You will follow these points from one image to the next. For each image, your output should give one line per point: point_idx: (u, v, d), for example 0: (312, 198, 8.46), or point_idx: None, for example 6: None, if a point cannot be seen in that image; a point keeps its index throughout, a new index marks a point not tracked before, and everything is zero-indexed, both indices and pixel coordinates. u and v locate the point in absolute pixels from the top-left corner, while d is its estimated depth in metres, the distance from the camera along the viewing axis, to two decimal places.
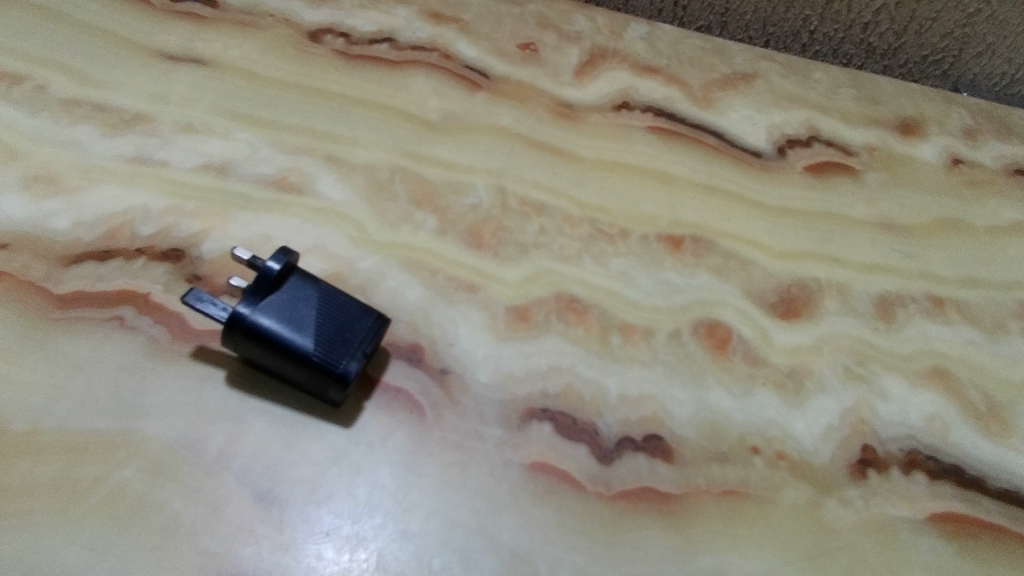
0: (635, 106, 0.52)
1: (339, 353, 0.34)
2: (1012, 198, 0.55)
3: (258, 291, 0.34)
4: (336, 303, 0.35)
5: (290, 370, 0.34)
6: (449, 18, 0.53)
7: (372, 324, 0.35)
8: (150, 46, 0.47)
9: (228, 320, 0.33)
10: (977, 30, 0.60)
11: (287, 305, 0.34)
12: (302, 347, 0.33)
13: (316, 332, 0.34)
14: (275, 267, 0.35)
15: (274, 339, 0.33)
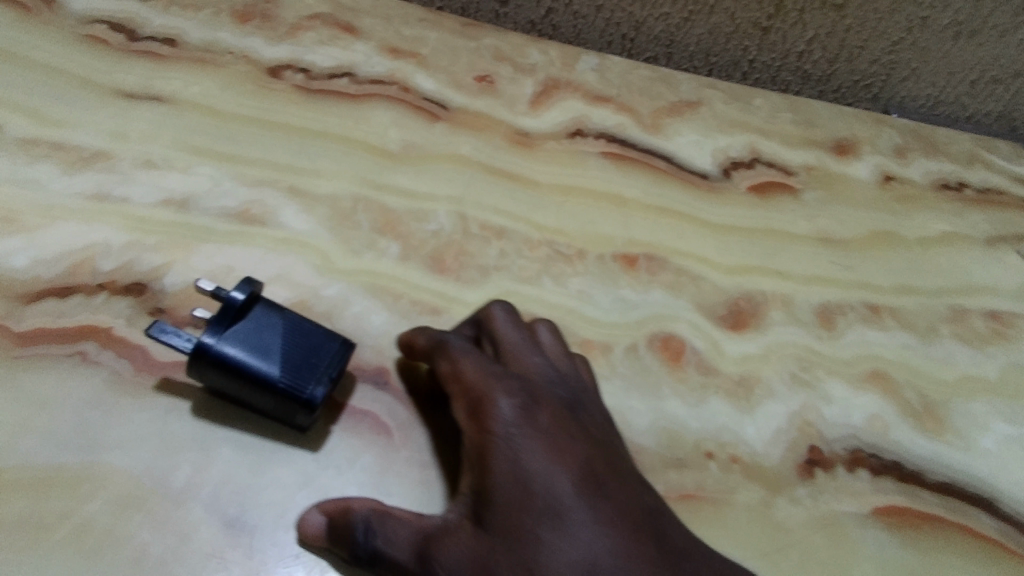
0: (588, 134, 0.54)
1: (306, 379, 0.34)
2: (937, 211, 0.59)
3: (223, 319, 0.34)
4: (302, 329, 0.36)
5: (256, 397, 0.34)
6: (406, 53, 0.55)
7: (338, 350, 0.36)
8: (109, 84, 0.47)
9: (192, 350, 0.34)
10: (902, 57, 0.65)
11: (252, 334, 0.35)
12: (268, 374, 0.34)
13: (282, 358, 0.34)
14: (240, 296, 0.35)
15: (240, 367, 0.34)
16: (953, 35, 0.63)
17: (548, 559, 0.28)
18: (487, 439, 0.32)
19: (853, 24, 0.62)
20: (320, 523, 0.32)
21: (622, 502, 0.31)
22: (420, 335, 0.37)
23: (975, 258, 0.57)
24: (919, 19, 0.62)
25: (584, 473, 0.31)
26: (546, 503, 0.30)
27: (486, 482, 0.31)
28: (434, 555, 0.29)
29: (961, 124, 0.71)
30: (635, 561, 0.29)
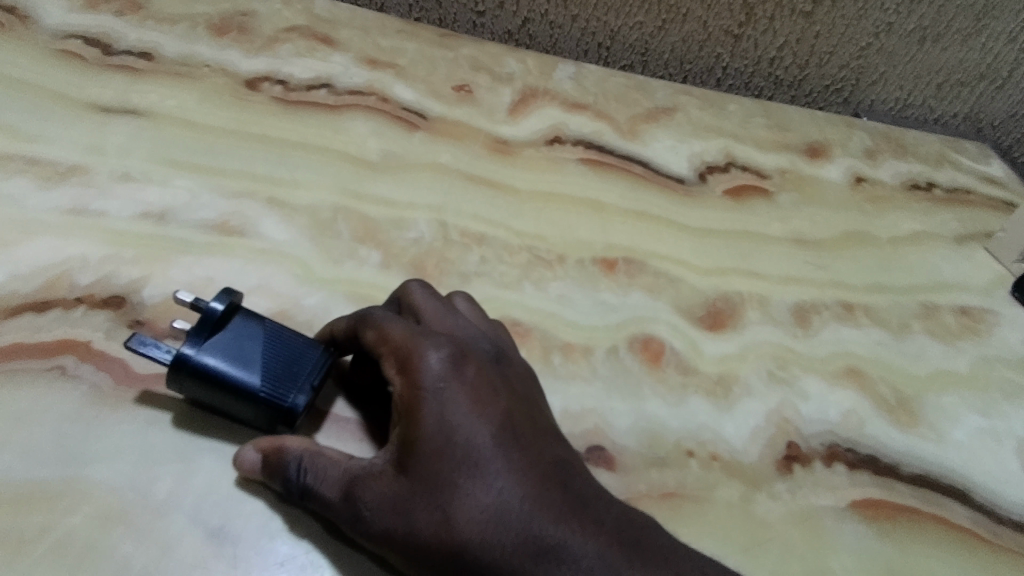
0: (566, 141, 0.55)
1: (286, 388, 0.34)
2: (907, 211, 0.61)
3: (203, 330, 0.34)
4: (283, 338, 0.36)
5: (238, 407, 0.34)
6: (384, 63, 0.56)
7: (319, 357, 0.36)
8: (85, 99, 0.47)
9: (172, 361, 0.34)
10: (870, 61, 0.67)
11: (232, 344, 0.35)
12: (249, 384, 0.34)
13: (263, 367, 0.34)
14: (219, 307, 0.35)
15: (221, 377, 0.34)
16: (918, 39, 0.65)
17: (461, 506, 0.30)
18: (412, 394, 0.32)
19: (822, 30, 0.64)
20: (255, 460, 0.33)
21: (536, 453, 0.33)
22: (336, 324, 0.37)
23: (944, 256, 0.58)
24: (885, 24, 0.63)
25: (503, 426, 0.33)
26: (465, 455, 0.31)
27: (412, 434, 0.31)
28: (357, 496, 0.31)
29: (929, 125, 0.72)
30: (541, 506, 0.31)
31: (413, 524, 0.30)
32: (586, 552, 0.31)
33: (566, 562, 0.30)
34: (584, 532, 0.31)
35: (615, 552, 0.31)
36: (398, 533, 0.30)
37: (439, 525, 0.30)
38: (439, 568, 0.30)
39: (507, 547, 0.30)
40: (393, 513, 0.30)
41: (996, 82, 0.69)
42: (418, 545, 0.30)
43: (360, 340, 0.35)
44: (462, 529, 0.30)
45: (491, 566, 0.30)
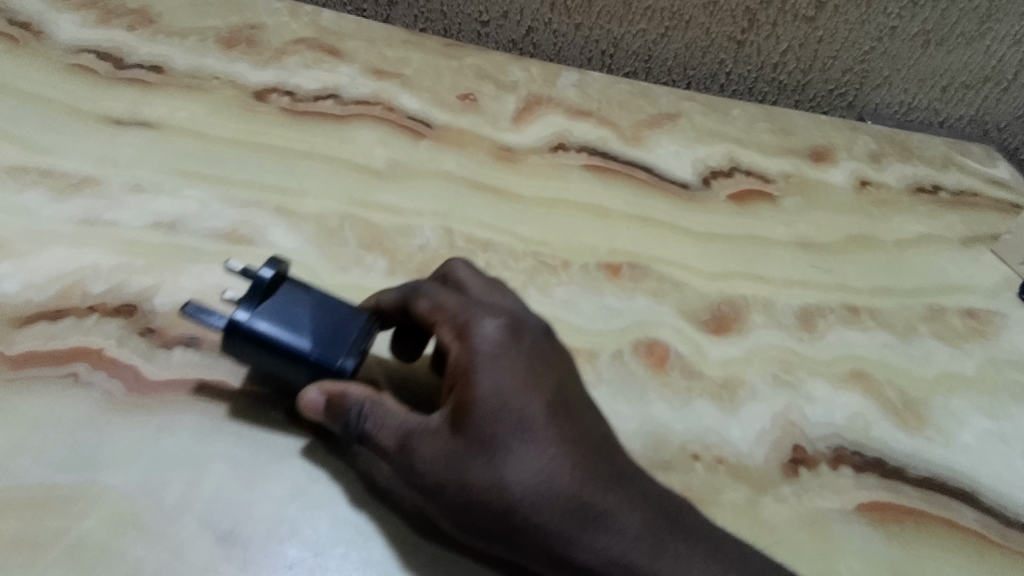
0: (570, 147, 0.56)
1: (336, 351, 0.35)
2: (912, 213, 0.61)
3: (253, 297, 0.35)
4: (329, 304, 0.36)
5: (289, 371, 0.35)
6: (390, 73, 0.57)
7: (364, 323, 0.36)
8: (97, 112, 0.48)
9: (226, 325, 0.34)
10: (874, 65, 0.67)
11: (282, 309, 0.35)
12: (300, 347, 0.35)
13: (312, 333, 0.35)
14: (268, 275, 0.36)
15: (272, 342, 0.34)
16: (922, 43, 0.65)
17: (516, 468, 0.31)
18: (470, 357, 0.33)
19: (825, 35, 0.64)
20: (317, 402, 0.34)
21: (585, 425, 0.34)
22: (385, 296, 0.37)
23: (950, 258, 0.58)
24: (888, 28, 0.64)
25: (556, 397, 0.34)
26: (521, 420, 0.32)
27: (467, 398, 0.32)
28: (412, 449, 0.32)
29: (934, 129, 0.72)
30: (590, 475, 0.33)
31: (467, 482, 0.31)
32: (626, 520, 0.32)
33: (609, 529, 0.32)
34: (626, 503, 0.33)
35: (652, 523, 0.33)
36: (450, 490, 0.31)
37: (493, 485, 0.31)
38: (488, 525, 0.31)
39: (555, 510, 0.31)
40: (447, 470, 0.31)
41: (1001, 84, 0.69)
42: (470, 502, 0.31)
43: (411, 310, 0.36)
44: (515, 490, 0.31)
45: (539, 527, 0.31)
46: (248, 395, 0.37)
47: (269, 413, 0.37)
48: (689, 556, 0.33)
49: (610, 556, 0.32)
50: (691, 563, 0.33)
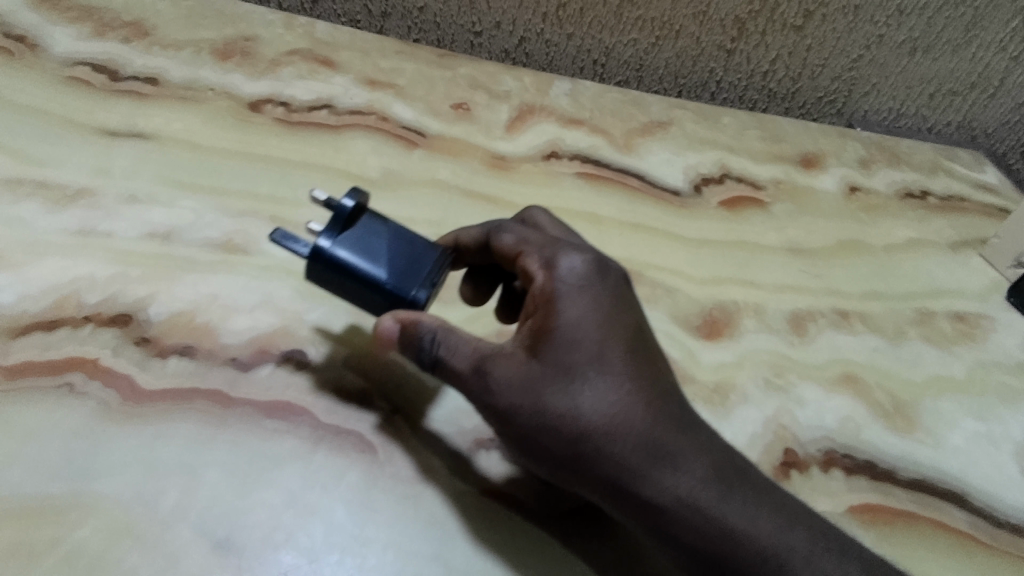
0: (563, 155, 0.56)
1: (409, 283, 0.36)
2: (901, 218, 0.61)
3: (337, 225, 0.36)
4: (406, 237, 0.38)
5: (366, 299, 0.37)
6: (384, 84, 0.57)
7: (437, 258, 0.37)
8: (93, 123, 0.49)
9: (312, 253, 0.36)
10: (862, 73, 0.68)
11: (361, 240, 0.37)
12: (376, 277, 0.36)
13: (389, 263, 0.36)
14: (349, 205, 0.37)
15: (352, 270, 0.36)
16: (909, 50, 0.66)
17: (592, 396, 0.32)
18: (555, 287, 0.34)
19: (813, 44, 0.65)
20: (391, 330, 0.34)
21: (660, 368, 0.35)
22: (465, 234, 0.39)
23: (939, 263, 0.59)
24: (875, 36, 0.65)
25: (634, 337, 0.34)
26: (599, 352, 0.33)
27: (548, 325, 0.33)
28: (488, 372, 0.33)
29: (923, 134, 0.73)
30: (662, 414, 0.34)
31: (542, 405, 0.32)
32: (693, 461, 0.33)
33: (678, 468, 0.33)
34: (694, 446, 0.34)
35: (718, 470, 0.34)
36: (523, 411, 0.33)
37: (568, 410, 0.32)
38: (557, 448, 0.32)
39: (626, 440, 0.32)
40: (522, 392, 0.33)
41: (988, 90, 0.70)
42: (542, 424, 0.32)
43: (494, 245, 0.37)
44: (588, 417, 0.32)
45: (607, 453, 0.32)
46: (243, 404, 0.37)
47: (264, 420, 0.37)
48: (752, 505, 0.33)
49: (677, 494, 0.33)
50: (754, 512, 0.33)
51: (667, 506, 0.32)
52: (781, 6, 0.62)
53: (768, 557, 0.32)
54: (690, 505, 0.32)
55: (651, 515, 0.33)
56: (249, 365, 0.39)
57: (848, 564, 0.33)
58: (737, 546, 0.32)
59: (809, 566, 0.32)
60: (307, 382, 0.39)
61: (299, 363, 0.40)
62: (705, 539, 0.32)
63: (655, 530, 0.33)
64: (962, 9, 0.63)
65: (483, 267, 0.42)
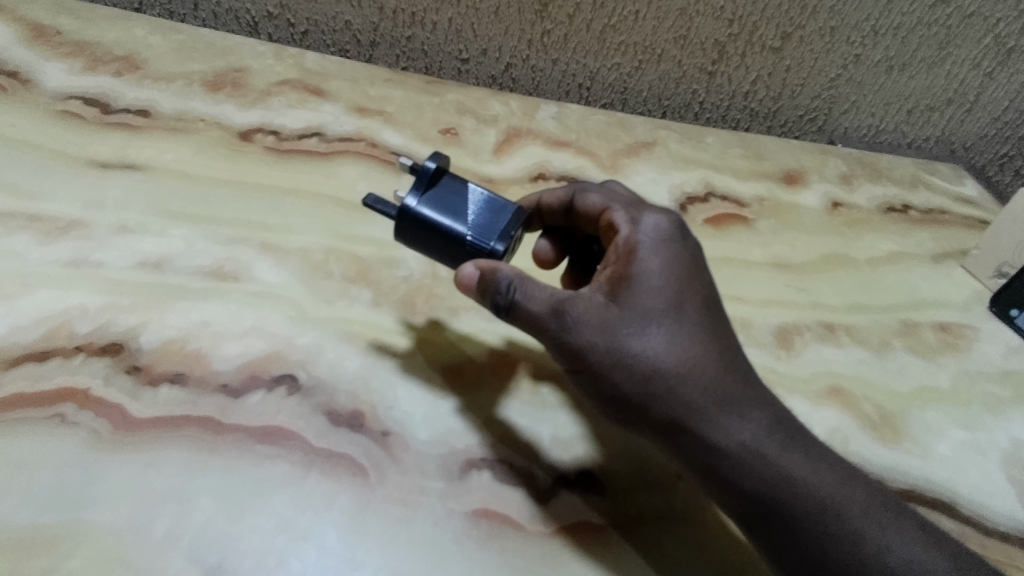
0: (550, 177, 0.58)
1: (488, 235, 0.39)
2: (883, 232, 0.63)
3: (422, 185, 0.40)
4: (484, 194, 0.41)
5: (450, 252, 0.40)
6: (373, 111, 0.59)
7: (513, 213, 0.40)
8: (85, 156, 0.49)
9: (401, 212, 0.40)
10: (841, 91, 0.70)
11: (443, 199, 0.40)
12: (458, 231, 0.39)
13: (468, 218, 0.40)
14: (432, 167, 0.41)
15: (435, 225, 0.40)
16: (885, 69, 0.68)
17: (666, 340, 0.36)
18: (636, 240, 0.38)
19: (792, 64, 0.67)
20: (471, 275, 0.37)
21: (728, 327, 0.39)
22: (549, 196, 0.45)
23: (921, 274, 0.60)
24: (852, 56, 0.67)
25: (706, 294, 0.38)
26: (675, 302, 0.37)
27: (628, 273, 0.37)
28: (566, 312, 0.36)
29: (903, 149, 0.75)
30: (728, 366, 0.37)
31: (619, 342, 0.36)
32: (754, 410, 0.37)
33: (742, 415, 0.36)
34: (758, 398, 0.37)
35: (779, 425, 0.37)
36: (599, 348, 0.36)
37: (644, 350, 0.36)
38: (628, 384, 0.36)
39: (695, 382, 0.36)
40: (600, 330, 0.36)
41: (964, 105, 0.72)
42: (618, 359, 0.36)
43: (579, 205, 0.43)
44: (662, 356, 0.36)
45: (675, 391, 0.36)
46: (234, 430, 0.38)
47: (255, 446, 0.37)
48: (811, 459, 0.36)
49: (741, 439, 0.36)
50: (814, 465, 0.36)
51: (732, 448, 0.35)
52: (759, 28, 0.64)
53: (827, 506, 0.35)
54: (753, 450, 0.36)
55: (715, 456, 0.35)
56: (240, 392, 0.39)
57: (907, 522, 0.35)
58: (796, 493, 0.35)
59: (867, 518, 0.35)
60: (299, 406, 0.39)
61: (290, 388, 0.40)
62: (768, 482, 0.35)
63: (717, 469, 0.36)
64: (936, 28, 0.65)
65: (557, 227, 0.47)
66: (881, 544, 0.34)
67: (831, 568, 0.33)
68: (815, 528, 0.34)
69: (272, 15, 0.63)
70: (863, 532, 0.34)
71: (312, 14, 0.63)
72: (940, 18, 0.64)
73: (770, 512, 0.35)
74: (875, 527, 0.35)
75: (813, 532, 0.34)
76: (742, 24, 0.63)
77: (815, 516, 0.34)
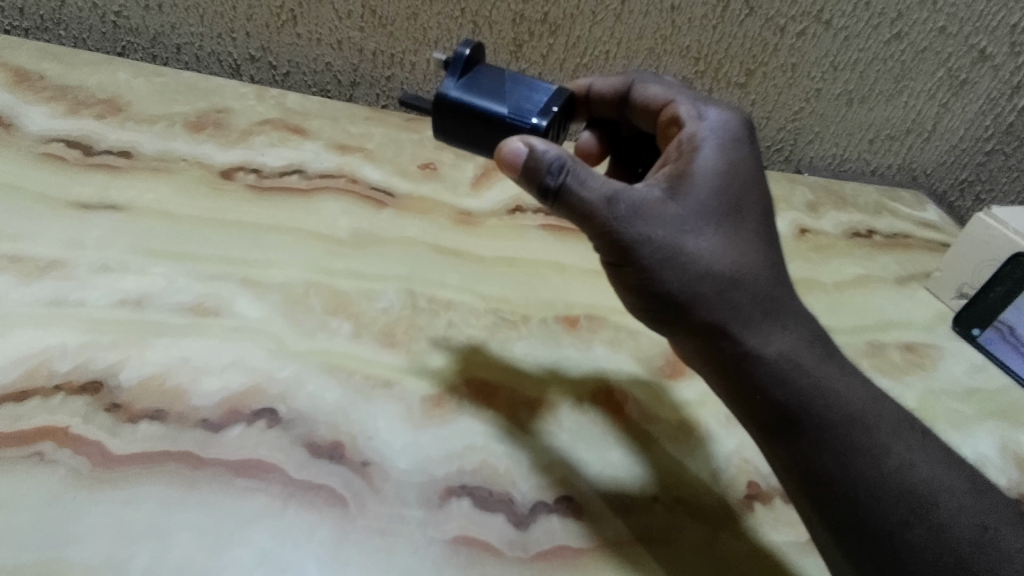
0: (527, 209, 0.60)
1: (527, 114, 0.42)
2: (849, 256, 0.65)
3: (457, 72, 0.44)
4: (517, 80, 0.44)
5: (490, 135, 0.43)
6: (354, 148, 0.61)
7: (550, 95, 0.44)
8: (65, 197, 0.50)
9: (442, 96, 0.43)
10: (805, 123, 0.73)
11: (480, 85, 0.44)
12: (498, 112, 0.42)
13: (506, 98, 0.43)
14: (466, 54, 0.44)
15: (474, 108, 0.43)
16: (846, 101, 0.71)
17: (718, 245, 0.38)
18: (699, 142, 0.41)
19: (757, 99, 0.70)
20: (517, 152, 0.37)
21: (777, 243, 0.41)
22: (602, 86, 0.50)
23: (887, 297, 0.62)
24: (813, 90, 0.70)
25: (760, 209, 0.41)
26: (731, 211, 0.39)
27: (688, 176, 0.39)
28: (623, 204, 0.37)
29: (868, 176, 0.78)
30: (774, 279, 0.40)
31: (674, 239, 0.38)
32: (794, 320, 0.40)
33: (784, 327, 0.40)
34: (798, 314, 0.41)
35: (814, 340, 0.41)
36: (655, 243, 0.37)
37: (698, 252, 0.38)
38: (678, 282, 0.38)
39: (742, 288, 0.39)
40: (658, 228, 0.37)
41: (923, 134, 0.75)
42: (673, 257, 0.37)
43: (637, 95, 0.48)
44: (713, 260, 0.38)
45: (722, 295, 0.38)
46: (214, 464, 0.38)
47: (235, 479, 0.37)
48: (844, 374, 0.40)
49: (780, 348, 0.39)
50: (845, 380, 0.40)
51: (772, 355, 0.39)
52: (724, 66, 0.67)
53: (856, 418, 0.38)
54: (792, 359, 0.39)
55: (759, 359, 0.39)
56: (220, 426, 0.40)
57: (929, 443, 0.39)
58: (829, 401, 0.39)
59: (893, 435, 0.38)
60: (279, 438, 0.40)
61: (270, 422, 0.40)
62: (802, 390, 0.39)
63: (761, 368, 0.39)
64: (892, 63, 0.68)
65: (601, 120, 0.53)
66: (903, 459, 0.38)
67: (854, 473, 0.37)
68: (845, 437, 0.38)
69: (254, 57, 0.65)
70: (886, 446, 0.38)
71: (294, 56, 0.65)
72: (895, 53, 0.68)
73: (807, 413, 0.38)
74: (898, 443, 0.38)
75: (842, 441, 0.38)
76: (707, 61, 0.67)
77: (844, 427, 0.38)
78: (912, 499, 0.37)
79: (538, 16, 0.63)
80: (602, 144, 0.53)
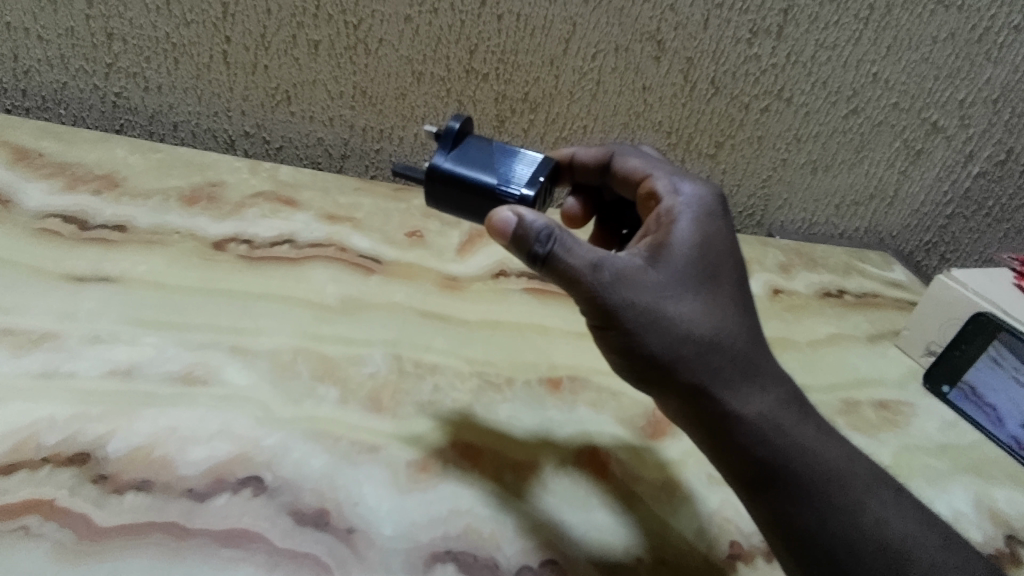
0: (510, 273, 0.63)
1: (514, 184, 0.45)
2: (821, 314, 0.68)
3: (447, 144, 0.47)
4: (505, 150, 0.47)
5: (478, 204, 0.45)
6: (343, 218, 0.63)
7: (536, 166, 0.47)
8: (60, 270, 0.51)
9: (434, 168, 0.46)
10: (774, 190, 0.77)
11: (470, 157, 0.46)
12: (487, 182, 0.45)
13: (494, 169, 0.46)
14: (457, 127, 0.47)
15: (464, 179, 0.45)
16: (811, 170, 0.75)
17: (697, 310, 0.40)
18: (676, 214, 0.44)
19: (727, 168, 0.74)
20: (506, 221, 0.39)
21: (754, 308, 0.43)
22: (584, 155, 0.53)
23: (860, 354, 0.64)
24: (780, 160, 0.74)
25: (735, 276, 0.43)
26: (709, 278, 0.42)
27: (667, 246, 0.42)
28: (607, 271, 0.39)
29: (836, 239, 0.82)
30: (752, 341, 0.42)
31: (656, 304, 0.39)
32: (773, 382, 0.42)
33: (763, 388, 0.41)
34: (777, 376, 0.42)
35: (794, 400, 0.42)
36: (637, 307, 0.39)
37: (679, 316, 0.40)
38: (661, 344, 0.39)
39: (723, 350, 0.40)
40: (640, 293, 0.39)
41: (886, 200, 0.79)
42: (654, 320, 0.39)
43: (618, 166, 0.51)
44: (694, 324, 0.40)
45: (703, 357, 0.40)
46: (199, 534, 0.38)
47: (219, 549, 0.37)
48: (821, 434, 0.41)
49: (761, 408, 0.40)
50: (823, 440, 0.41)
51: (753, 415, 0.40)
52: (694, 138, 0.71)
53: (834, 476, 0.40)
54: (772, 419, 0.40)
55: (741, 419, 0.40)
56: (205, 495, 0.40)
57: (903, 500, 0.40)
58: (808, 460, 0.40)
59: (868, 492, 0.40)
60: (264, 506, 0.40)
61: (255, 490, 0.41)
62: (782, 449, 0.40)
63: (744, 427, 0.40)
64: (851, 136, 0.73)
65: (585, 186, 0.55)
66: (879, 516, 0.39)
67: (833, 531, 0.38)
68: (824, 495, 0.39)
69: (248, 133, 0.69)
70: (863, 503, 0.39)
71: (287, 132, 0.69)
72: (853, 127, 0.73)
73: (788, 472, 0.39)
74: (874, 500, 0.39)
75: (821, 498, 0.39)
76: (678, 135, 0.71)
77: (823, 484, 0.39)
78: (888, 555, 0.38)
79: (519, 95, 0.67)
80: (587, 209, 0.56)
